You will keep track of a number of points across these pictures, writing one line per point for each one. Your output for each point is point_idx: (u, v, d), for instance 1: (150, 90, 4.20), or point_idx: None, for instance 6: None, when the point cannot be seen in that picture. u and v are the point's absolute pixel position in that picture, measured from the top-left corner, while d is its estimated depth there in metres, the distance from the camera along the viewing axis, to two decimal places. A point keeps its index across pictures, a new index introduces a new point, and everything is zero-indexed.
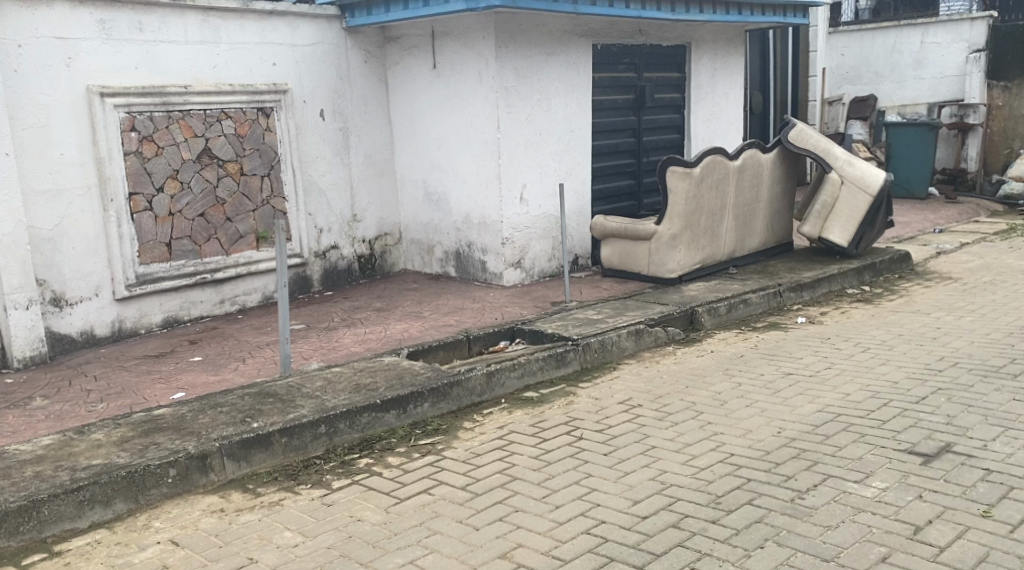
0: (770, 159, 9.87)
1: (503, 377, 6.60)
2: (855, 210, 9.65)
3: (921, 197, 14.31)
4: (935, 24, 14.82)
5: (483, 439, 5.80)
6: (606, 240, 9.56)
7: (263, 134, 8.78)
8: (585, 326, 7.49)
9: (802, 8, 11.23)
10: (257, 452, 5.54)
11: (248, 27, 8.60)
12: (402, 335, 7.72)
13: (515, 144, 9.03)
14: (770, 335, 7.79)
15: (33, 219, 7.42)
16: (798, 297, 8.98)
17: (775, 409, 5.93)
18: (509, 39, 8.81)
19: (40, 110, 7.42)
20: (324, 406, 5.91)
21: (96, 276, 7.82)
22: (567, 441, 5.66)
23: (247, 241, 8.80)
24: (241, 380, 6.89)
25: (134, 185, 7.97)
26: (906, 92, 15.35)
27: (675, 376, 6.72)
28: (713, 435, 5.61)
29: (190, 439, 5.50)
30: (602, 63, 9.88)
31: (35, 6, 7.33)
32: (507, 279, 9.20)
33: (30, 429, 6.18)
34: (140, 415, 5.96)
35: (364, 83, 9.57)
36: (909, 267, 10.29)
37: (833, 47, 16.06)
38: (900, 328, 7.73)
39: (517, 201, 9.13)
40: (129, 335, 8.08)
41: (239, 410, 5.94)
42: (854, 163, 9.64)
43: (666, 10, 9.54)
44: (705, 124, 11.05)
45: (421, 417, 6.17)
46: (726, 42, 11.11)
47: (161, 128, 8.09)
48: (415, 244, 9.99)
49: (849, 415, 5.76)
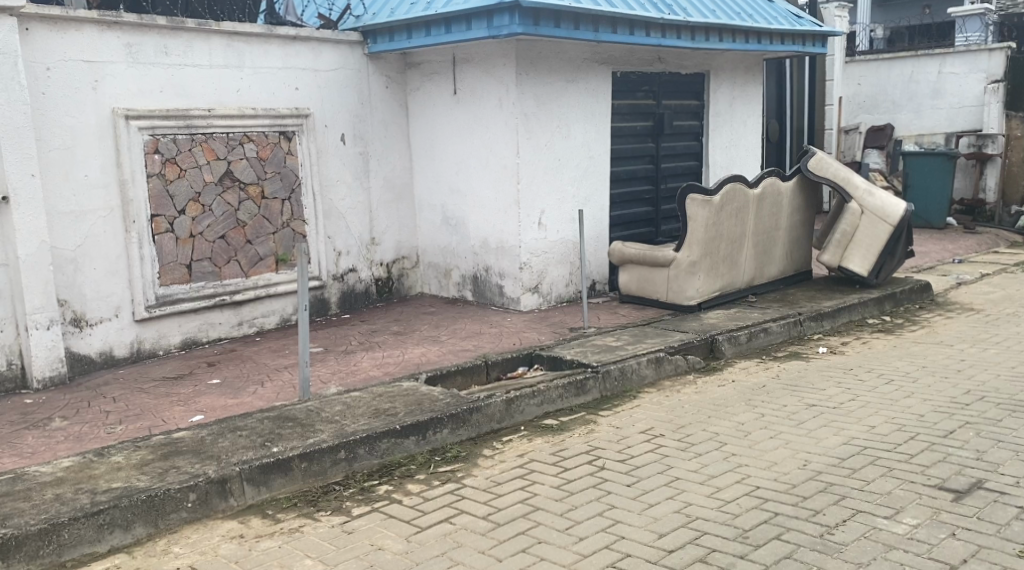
0: (789, 187, 9.85)
1: (522, 404, 6.56)
2: (876, 240, 9.59)
3: (939, 228, 14.24)
4: (952, 54, 14.81)
5: (503, 467, 5.75)
6: (624, 266, 9.54)
7: (285, 157, 8.81)
8: (605, 353, 7.46)
9: (821, 38, 11.26)
10: (276, 477, 5.52)
11: (272, 52, 8.67)
12: (421, 360, 7.70)
13: (535, 170, 9.03)
14: (791, 365, 7.74)
15: (56, 240, 7.47)
16: (818, 327, 8.93)
17: (800, 441, 5.87)
18: (530, 66, 8.84)
19: (66, 132, 7.48)
20: (344, 432, 5.88)
21: (116, 297, 7.84)
22: (589, 471, 5.61)
23: (267, 263, 8.80)
24: (261, 404, 6.87)
25: (156, 208, 8.01)
26: (923, 121, 15.32)
27: (697, 407, 6.67)
28: (737, 467, 5.56)
29: (211, 464, 5.47)
30: (621, 90, 9.89)
31: (64, 29, 7.41)
32: (525, 304, 9.19)
33: (50, 451, 6.18)
34: (160, 438, 5.94)
35: (385, 108, 9.61)
36: (929, 297, 10.23)
37: (849, 76, 16.07)
38: (924, 360, 7.67)
39: (535, 226, 9.13)
40: (148, 356, 8.08)
41: (259, 435, 5.92)
42: (875, 193, 9.59)
43: (687, 38, 9.55)
44: (723, 151, 11.04)
45: (440, 444, 6.12)
46: (745, 71, 11.11)
47: (184, 151, 8.14)
48: (432, 268, 9.98)
49: (876, 448, 5.70)
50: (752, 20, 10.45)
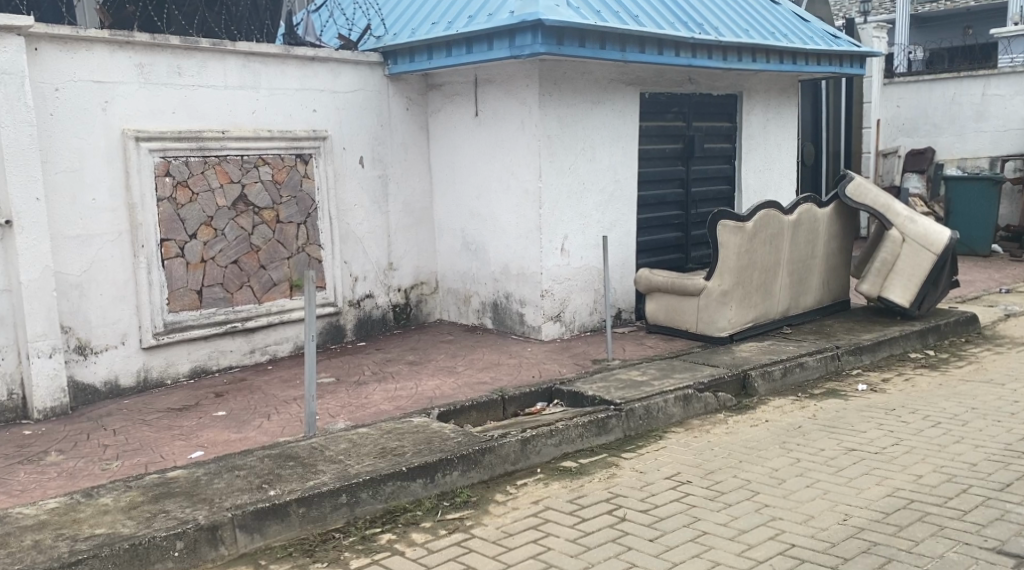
0: (826, 214, 9.41)
1: (539, 444, 6.15)
2: (917, 270, 9.09)
3: (984, 255, 13.65)
4: (998, 75, 14.38)
5: (516, 516, 5.35)
6: (651, 295, 9.12)
7: (301, 180, 8.49)
8: (629, 389, 7.03)
9: (859, 58, 10.82)
10: (272, 524, 5.15)
11: (289, 74, 8.37)
12: (434, 393, 7.31)
13: (559, 196, 8.66)
14: (829, 404, 7.29)
15: (61, 264, 7.19)
16: (857, 361, 8.47)
17: (839, 492, 5.42)
18: (554, 87, 8.49)
19: (73, 154, 7.20)
20: (347, 473, 5.50)
21: (123, 324, 7.54)
22: (608, 522, 5.21)
23: (281, 289, 8.45)
24: (264, 440, 6.51)
25: (166, 232, 7.71)
26: (966, 145, 14.85)
27: (728, 450, 6.23)
28: (771, 521, 5.11)
29: (201, 508, 5.13)
30: (649, 112, 9.51)
31: (74, 48, 7.16)
32: (546, 333, 8.79)
33: (38, 489, 5.85)
34: (152, 477, 5.58)
35: (405, 130, 9.28)
36: (975, 330, 9.71)
37: (887, 98, 15.62)
38: (973, 402, 7.19)
39: (558, 252, 8.74)
40: (155, 385, 7.77)
41: (257, 475, 5.56)
42: (917, 220, 9.10)
43: (718, 59, 9.17)
44: (756, 175, 10.62)
45: (449, 487, 5.72)
46: (779, 92, 10.70)
47: (196, 173, 7.84)
48: (451, 294, 9.61)
49: (923, 503, 5.22)
50: (787, 41, 10.04)
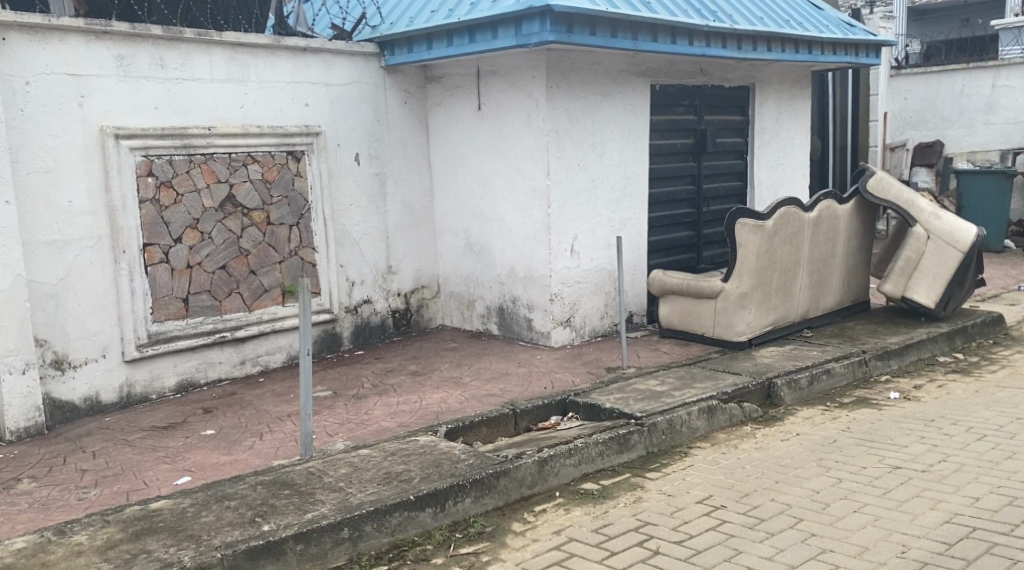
0: (847, 210, 8.93)
1: (557, 465, 5.63)
2: (943, 269, 8.58)
3: (996, 251, 13.22)
4: (1008, 67, 13.92)
5: (537, 549, 4.86)
6: (665, 297, 8.61)
7: (293, 179, 7.95)
8: (649, 401, 6.52)
9: (875, 47, 10.34)
10: (266, 564, 4.66)
11: (279, 66, 7.82)
12: (439, 407, 6.79)
13: (568, 194, 8.15)
14: (863, 414, 6.82)
15: (35, 273, 6.64)
16: (885, 366, 7.98)
17: (891, 518, 4.97)
18: (562, 79, 7.98)
19: (48, 154, 6.66)
20: (348, 504, 4.99)
21: (104, 336, 7.00)
22: (641, 556, 4.73)
23: (273, 296, 7.91)
24: (257, 463, 5.98)
25: (149, 235, 7.16)
26: (976, 138, 14.40)
27: (761, 469, 5.74)
28: (820, 554, 4.66)
29: (187, 548, 4.63)
30: (659, 105, 9.00)
31: (45, 39, 6.61)
32: (556, 339, 8.28)
33: (7, 524, 5.32)
34: (133, 509, 5.05)
35: (404, 125, 8.75)
36: (1001, 331, 9.25)
37: (895, 90, 15.17)
38: (1015, 411, 6.74)
39: (567, 253, 8.22)
40: (139, 401, 7.23)
41: (248, 507, 5.03)
42: (941, 216, 8.63)
43: (733, 49, 8.67)
44: (768, 171, 10.12)
45: (461, 516, 5.20)
46: (792, 84, 10.19)
47: (181, 173, 7.31)
48: (454, 299, 9.09)
49: (988, 531, 4.79)
50: (803, 29, 9.54)
